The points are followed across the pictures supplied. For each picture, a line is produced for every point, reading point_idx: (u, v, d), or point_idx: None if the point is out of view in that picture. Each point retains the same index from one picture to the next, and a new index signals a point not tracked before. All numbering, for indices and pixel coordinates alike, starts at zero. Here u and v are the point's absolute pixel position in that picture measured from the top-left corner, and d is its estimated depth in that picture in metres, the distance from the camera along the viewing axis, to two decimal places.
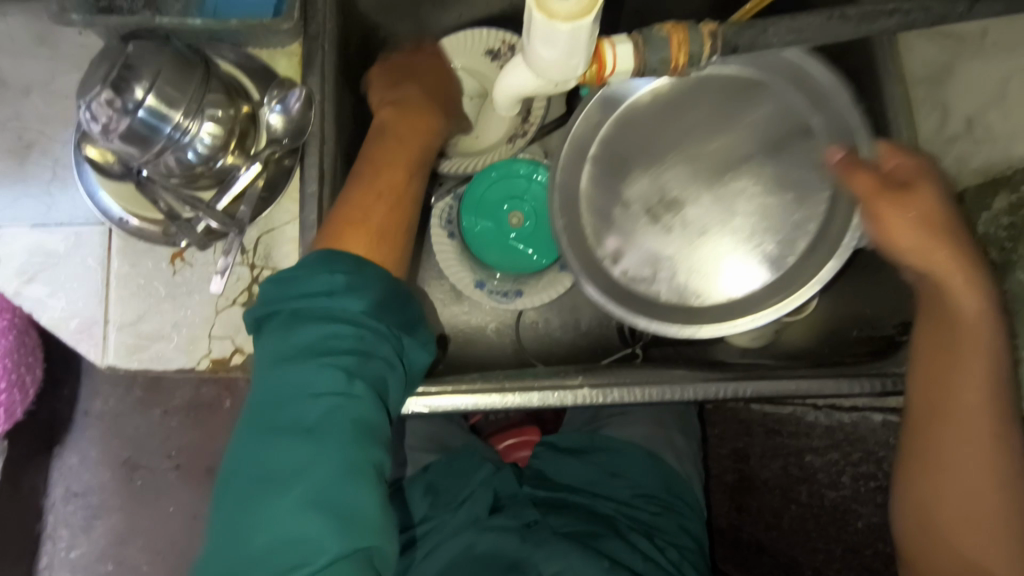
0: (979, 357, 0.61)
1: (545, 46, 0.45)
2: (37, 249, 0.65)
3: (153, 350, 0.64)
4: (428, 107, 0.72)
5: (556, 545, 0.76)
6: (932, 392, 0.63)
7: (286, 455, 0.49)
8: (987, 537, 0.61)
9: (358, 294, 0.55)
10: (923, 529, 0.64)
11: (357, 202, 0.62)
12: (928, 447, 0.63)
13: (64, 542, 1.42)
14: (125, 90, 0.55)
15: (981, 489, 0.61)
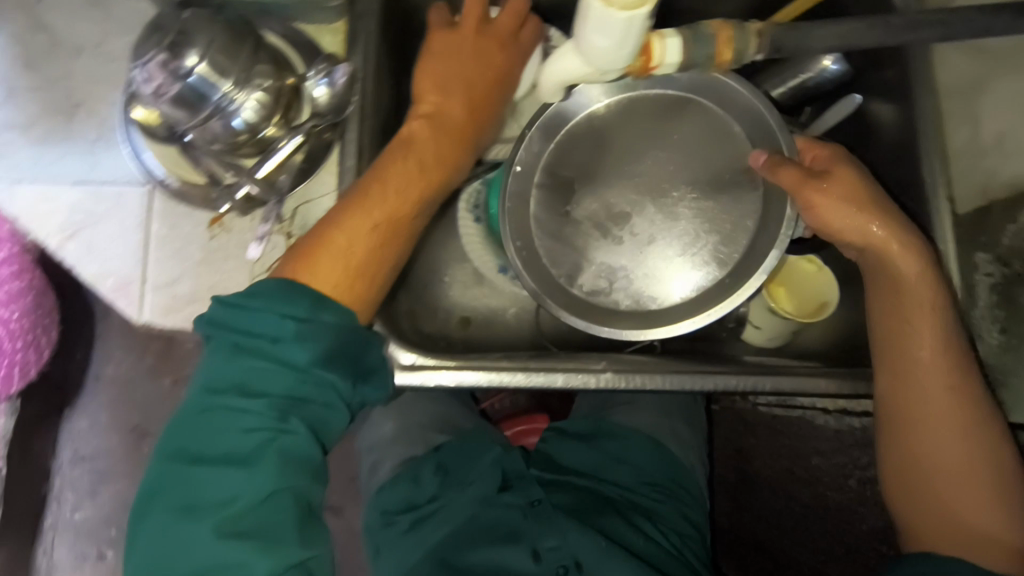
0: (931, 318, 0.65)
1: (598, 34, 0.46)
2: (79, 206, 0.66)
3: (187, 311, 0.65)
4: (464, 125, 0.68)
5: (557, 522, 0.81)
6: (898, 360, 0.66)
7: (210, 489, 0.54)
8: (978, 493, 0.63)
9: (305, 339, 0.57)
10: (920, 496, 0.64)
11: (347, 232, 0.62)
12: (910, 417, 0.65)
13: (69, 504, 1.42)
14: (179, 55, 0.56)
15: (963, 451, 0.63)
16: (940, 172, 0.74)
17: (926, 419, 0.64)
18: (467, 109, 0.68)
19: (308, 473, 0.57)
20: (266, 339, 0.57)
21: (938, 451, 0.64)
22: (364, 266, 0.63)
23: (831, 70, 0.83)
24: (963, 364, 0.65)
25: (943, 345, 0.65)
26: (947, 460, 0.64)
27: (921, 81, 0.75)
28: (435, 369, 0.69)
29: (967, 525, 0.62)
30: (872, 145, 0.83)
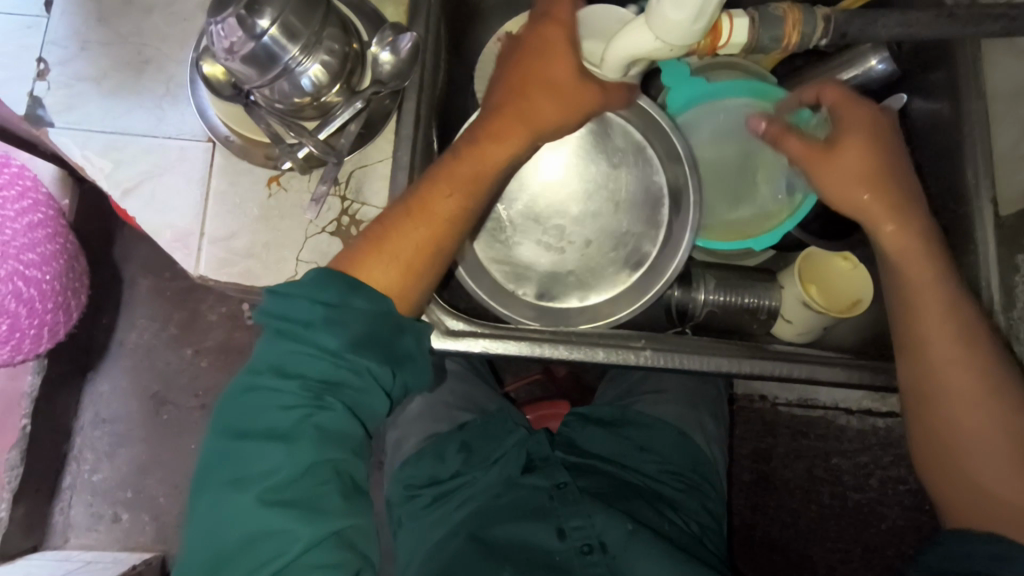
0: (941, 299, 0.66)
1: (675, 6, 0.49)
2: (142, 158, 0.68)
3: (242, 266, 0.67)
4: (518, 122, 0.66)
5: (582, 505, 0.79)
6: (913, 353, 0.67)
7: (251, 462, 0.54)
8: (1008, 469, 0.64)
9: (336, 326, 0.57)
10: (955, 479, 0.66)
11: (390, 221, 0.63)
12: (934, 405, 0.67)
13: (87, 465, 1.40)
14: (255, 12, 0.57)
15: (991, 432, 0.65)
16: (984, 175, 0.75)
17: (952, 399, 0.66)
18: (505, 108, 0.66)
19: (349, 452, 0.57)
20: (300, 323, 0.57)
21: (966, 432, 0.65)
22: (405, 260, 0.62)
23: (877, 69, 0.84)
24: (980, 340, 0.66)
25: (959, 323, 0.66)
26: (973, 438, 0.65)
27: (971, 82, 0.76)
28: (479, 337, 0.69)
29: (998, 500, 0.64)
30: (914, 146, 0.85)
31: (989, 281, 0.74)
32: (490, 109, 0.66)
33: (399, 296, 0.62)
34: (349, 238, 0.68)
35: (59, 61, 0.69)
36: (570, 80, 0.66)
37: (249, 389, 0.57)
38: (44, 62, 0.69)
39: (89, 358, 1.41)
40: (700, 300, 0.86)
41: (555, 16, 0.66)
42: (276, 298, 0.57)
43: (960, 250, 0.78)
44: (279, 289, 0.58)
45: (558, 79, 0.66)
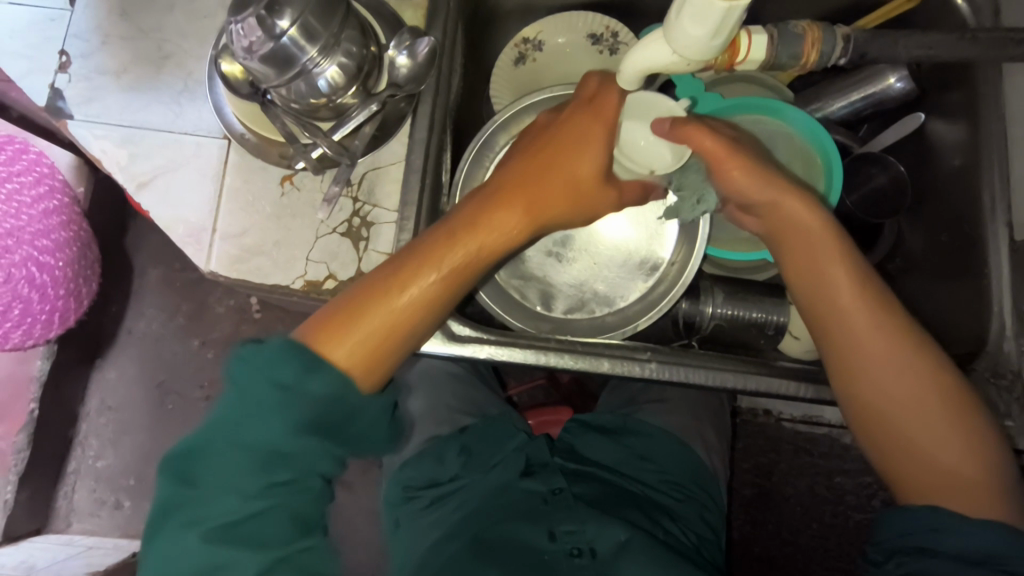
0: (845, 267, 0.64)
1: (696, 23, 0.48)
2: (158, 153, 0.69)
3: (253, 263, 0.68)
4: (521, 206, 0.63)
5: (577, 511, 0.79)
6: (836, 335, 0.64)
7: (201, 511, 0.51)
8: (943, 436, 0.60)
9: (289, 407, 0.52)
10: (903, 454, 0.61)
11: (370, 289, 0.58)
12: (866, 384, 0.62)
13: (92, 451, 1.41)
14: (275, 13, 0.57)
15: (926, 402, 0.61)
16: (1001, 199, 0.75)
17: (876, 367, 0.62)
18: (510, 187, 0.63)
19: (310, 509, 0.55)
20: (260, 385, 0.52)
21: (894, 400, 0.61)
22: (375, 339, 0.57)
23: (895, 88, 0.84)
24: (893, 306, 0.63)
25: (868, 291, 0.64)
26: (903, 406, 0.61)
27: (990, 104, 0.76)
28: (484, 343, 0.69)
29: (938, 468, 0.59)
30: (929, 166, 0.84)
31: (1002, 306, 0.73)
32: (496, 189, 0.64)
33: (365, 373, 0.57)
34: (360, 240, 0.68)
35: (81, 54, 0.70)
36: (596, 174, 0.65)
37: (204, 443, 0.52)
38: (66, 55, 0.69)
39: (97, 345, 1.42)
40: (707, 313, 0.86)
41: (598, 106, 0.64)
42: (242, 356, 0.52)
43: (972, 272, 0.77)
44: (246, 349, 0.52)
45: (582, 165, 0.64)
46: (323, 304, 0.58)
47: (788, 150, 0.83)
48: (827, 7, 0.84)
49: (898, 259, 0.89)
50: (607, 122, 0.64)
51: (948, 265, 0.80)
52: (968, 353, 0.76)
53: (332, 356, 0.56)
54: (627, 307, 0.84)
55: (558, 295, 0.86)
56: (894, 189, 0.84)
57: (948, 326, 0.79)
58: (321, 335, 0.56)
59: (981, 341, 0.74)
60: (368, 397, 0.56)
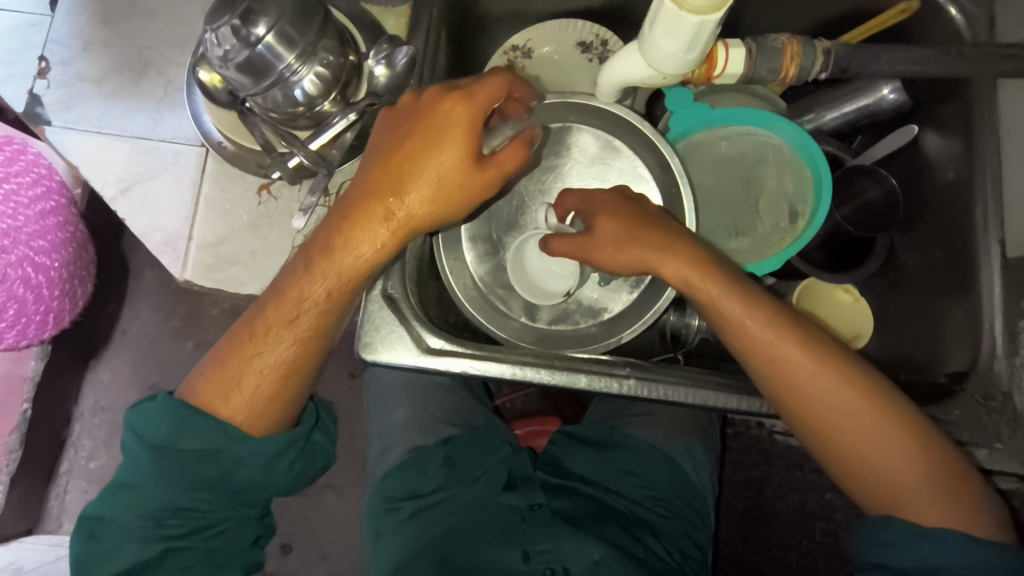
0: (758, 310, 0.62)
1: (667, 36, 0.47)
2: (136, 161, 0.69)
3: (228, 272, 0.68)
4: (392, 206, 0.56)
5: (552, 527, 0.79)
6: (768, 374, 0.62)
7: (108, 560, 0.57)
8: (892, 452, 0.60)
9: (162, 464, 0.57)
10: (860, 472, 0.62)
11: (241, 339, 0.59)
12: (811, 415, 0.62)
13: (85, 452, 1.41)
14: (250, 22, 0.57)
15: (870, 420, 0.60)
16: (994, 215, 0.73)
17: (815, 400, 0.61)
18: (371, 198, 0.56)
19: (219, 555, 0.60)
20: (142, 444, 0.58)
21: (839, 427, 0.61)
22: (267, 389, 0.59)
23: (888, 100, 0.82)
24: (814, 336, 0.62)
25: (785, 329, 0.62)
26: (849, 432, 0.61)
27: (982, 119, 0.74)
28: (460, 356, 0.68)
29: (893, 482, 0.60)
30: (921, 179, 0.82)
31: (993, 325, 0.71)
32: (360, 200, 0.56)
33: (251, 420, 0.59)
34: None
35: (61, 59, 0.69)
36: (458, 169, 0.55)
37: (109, 497, 0.59)
38: (45, 61, 0.69)
39: (91, 346, 1.42)
40: (693, 326, 0.84)
41: (470, 95, 0.55)
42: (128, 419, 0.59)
43: (962, 289, 0.75)
44: (131, 412, 0.59)
45: (444, 171, 0.55)
46: (204, 357, 0.61)
47: (777, 163, 0.83)
48: (819, 16, 0.82)
49: (890, 274, 0.86)
50: (465, 126, 0.55)
51: (938, 281, 0.79)
52: (959, 373, 0.74)
53: (213, 410, 0.59)
54: (612, 319, 0.83)
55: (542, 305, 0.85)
56: (886, 202, 0.83)
57: (938, 343, 0.77)
58: (200, 391, 0.59)
59: (972, 359, 0.73)
60: (253, 448, 0.59)
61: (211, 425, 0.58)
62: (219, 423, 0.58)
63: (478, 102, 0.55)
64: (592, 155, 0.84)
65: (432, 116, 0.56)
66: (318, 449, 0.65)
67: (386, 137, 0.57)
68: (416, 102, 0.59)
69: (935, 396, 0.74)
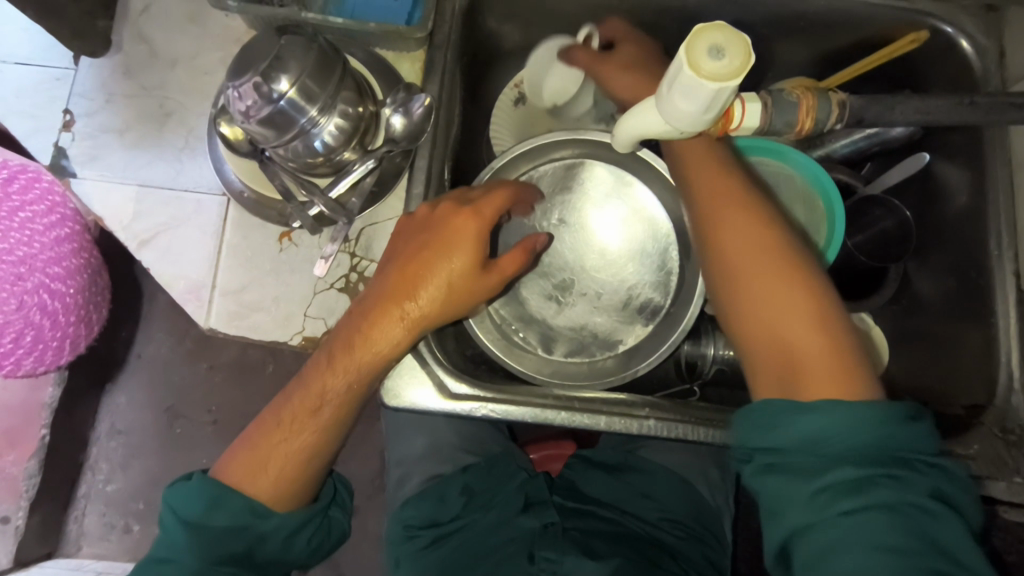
0: (712, 167, 0.64)
1: (686, 98, 0.48)
2: (160, 210, 0.70)
3: (251, 319, 0.69)
4: (404, 305, 0.63)
5: (560, 541, 0.80)
6: (701, 223, 0.62)
7: None
8: (798, 315, 0.55)
9: (196, 544, 0.59)
10: (764, 342, 0.56)
11: (270, 427, 0.63)
12: (729, 268, 0.59)
13: (102, 475, 1.43)
14: (272, 79, 0.58)
15: (790, 286, 0.56)
16: (1008, 247, 0.74)
17: (737, 255, 0.59)
18: (388, 299, 0.63)
19: None
20: (177, 520, 0.60)
21: (752, 285, 0.58)
22: (293, 471, 0.62)
23: (898, 130, 0.81)
24: (755, 202, 0.62)
25: (730, 183, 0.63)
26: (755, 288, 0.57)
27: (994, 150, 0.75)
28: (483, 401, 0.69)
29: (786, 348, 0.55)
30: (935, 207, 0.83)
31: (1012, 357, 0.72)
32: (377, 298, 0.63)
33: (274, 501, 0.62)
34: (356, 295, 0.69)
35: (85, 112, 0.71)
36: (467, 276, 0.64)
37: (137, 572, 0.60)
38: (70, 113, 0.71)
39: (107, 370, 1.43)
40: (708, 356, 0.85)
41: (478, 210, 0.65)
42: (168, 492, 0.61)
43: (978, 322, 0.76)
44: (173, 486, 0.62)
45: (453, 279, 0.64)
46: (238, 439, 0.65)
47: (790, 192, 0.83)
48: (828, 49, 0.83)
49: (904, 301, 0.87)
50: (473, 235, 0.64)
51: (955, 310, 0.79)
52: (975, 405, 0.75)
53: (240, 488, 0.61)
54: (628, 352, 0.84)
55: (558, 338, 0.85)
56: (899, 233, 0.83)
57: (954, 376, 0.78)
58: (233, 469, 0.62)
59: (990, 393, 0.74)
60: (277, 524, 0.62)
61: (240, 504, 0.60)
62: (247, 500, 0.60)
63: (482, 216, 0.65)
64: (608, 187, 0.86)
65: (444, 227, 0.64)
66: (334, 522, 0.68)
67: (399, 244, 0.65)
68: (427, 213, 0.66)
69: (950, 427, 0.75)
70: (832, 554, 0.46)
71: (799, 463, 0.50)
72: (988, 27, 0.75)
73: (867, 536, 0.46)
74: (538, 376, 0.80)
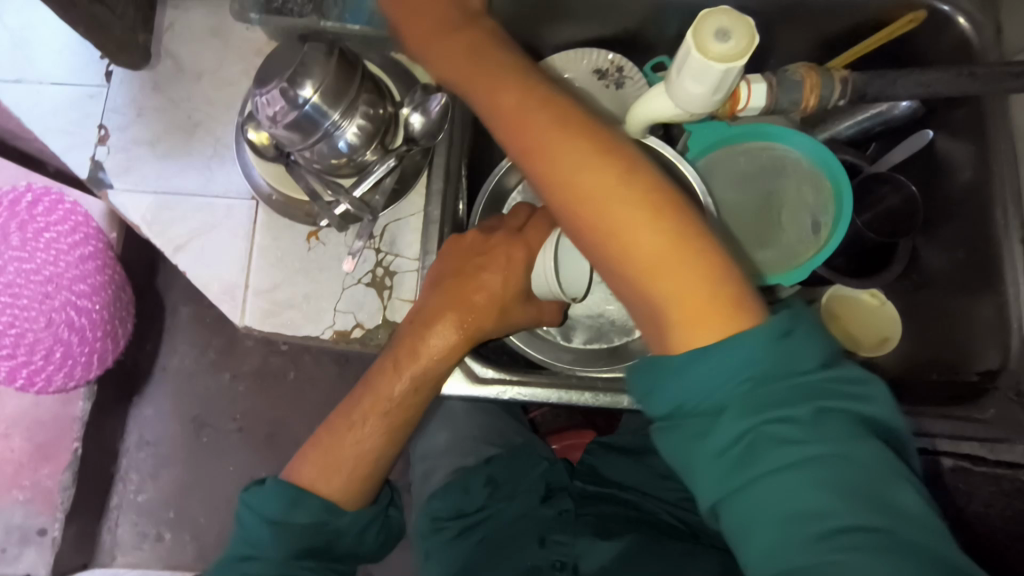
0: (559, 128, 0.53)
1: (695, 82, 0.51)
2: (193, 216, 0.73)
3: (284, 316, 0.72)
4: (462, 325, 0.66)
5: (574, 527, 0.81)
6: (557, 192, 0.52)
7: None
8: (674, 250, 0.49)
9: (279, 543, 0.57)
10: (645, 290, 0.50)
11: (336, 425, 0.64)
12: (604, 229, 0.51)
13: (133, 485, 1.45)
14: (297, 84, 0.61)
15: (642, 214, 0.50)
16: (1014, 215, 0.75)
17: (602, 211, 0.51)
18: (446, 314, 0.66)
19: None
20: (257, 523, 0.58)
21: (625, 237, 0.50)
22: (357, 470, 0.63)
23: (901, 108, 0.84)
24: (568, 120, 0.54)
25: (536, 104, 0.55)
26: (637, 246, 0.49)
27: (995, 122, 0.77)
28: (510, 384, 0.72)
29: (661, 288, 0.49)
30: (941, 183, 0.84)
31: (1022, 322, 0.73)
32: (426, 312, 0.66)
33: (345, 498, 0.62)
34: (384, 289, 0.72)
35: (118, 126, 0.75)
36: (517, 299, 0.69)
37: None
38: (104, 128, 0.74)
39: (134, 383, 1.46)
40: None
41: (525, 239, 0.68)
42: (247, 497, 0.59)
43: (990, 291, 0.77)
44: (249, 490, 0.60)
45: (504, 294, 0.67)
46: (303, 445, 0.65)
47: (796, 176, 0.86)
48: (828, 33, 0.85)
49: (914, 277, 0.89)
50: (522, 263, 0.68)
51: (964, 280, 0.81)
52: (991, 370, 0.77)
53: (316, 488, 0.61)
54: (645, 336, 0.86)
55: (577, 327, 0.87)
56: (906, 208, 0.85)
57: (964, 346, 0.80)
58: (305, 470, 0.62)
59: (1003, 357, 0.75)
60: (352, 518, 0.61)
61: (317, 502, 0.60)
62: (325, 499, 0.61)
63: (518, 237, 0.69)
64: None
65: (494, 251, 0.67)
66: (394, 522, 0.67)
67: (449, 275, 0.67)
68: (480, 238, 0.69)
69: (967, 394, 0.77)
70: (754, 518, 0.43)
71: (695, 425, 0.45)
72: (985, 2, 0.77)
73: (788, 496, 0.42)
74: (558, 362, 0.82)
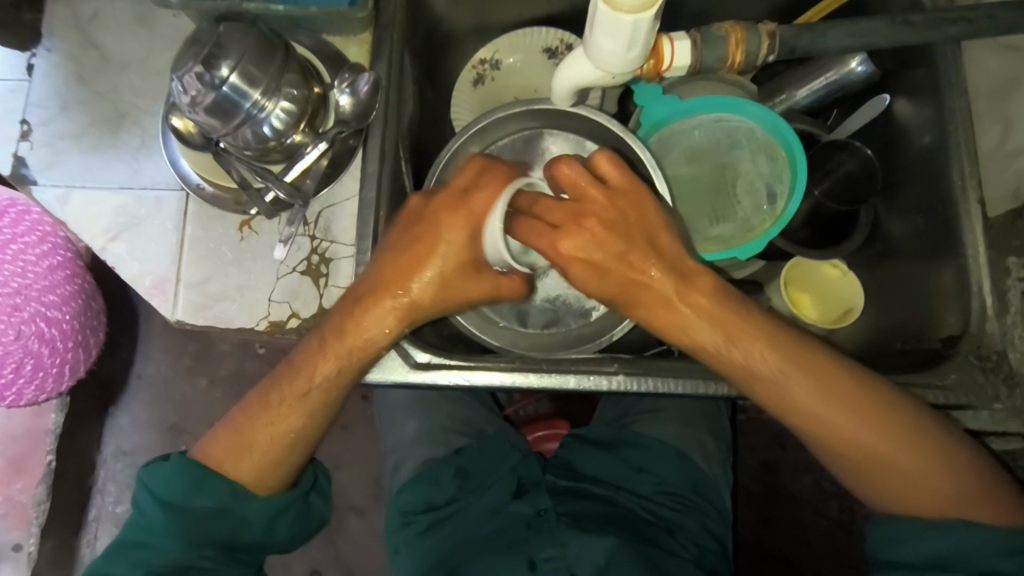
0: (805, 370, 0.62)
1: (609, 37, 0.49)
2: (123, 209, 0.71)
3: (216, 309, 0.69)
4: (398, 304, 0.63)
5: (554, 528, 0.80)
6: (803, 418, 0.63)
7: None
8: (911, 459, 0.61)
9: (176, 525, 0.60)
10: (871, 474, 0.62)
11: (257, 411, 0.63)
12: (829, 440, 0.63)
13: (111, 497, 1.42)
14: (212, 66, 0.59)
15: (858, 422, 0.61)
16: (971, 175, 0.73)
17: (858, 434, 0.62)
18: (380, 293, 0.63)
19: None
20: (158, 501, 0.61)
21: (883, 461, 0.62)
22: (265, 451, 0.62)
23: (857, 72, 0.82)
24: (768, 336, 0.62)
25: (730, 331, 0.62)
26: (881, 455, 0.62)
27: (948, 81, 0.75)
28: (448, 368, 0.70)
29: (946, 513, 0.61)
30: (900, 148, 0.82)
31: (983, 287, 0.71)
32: (360, 292, 0.63)
33: (255, 483, 0.63)
34: (320, 277, 0.70)
35: (42, 120, 0.72)
36: (460, 270, 0.64)
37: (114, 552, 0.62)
38: (26, 123, 0.72)
39: (107, 394, 1.43)
40: None
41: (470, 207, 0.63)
42: (153, 473, 0.62)
43: (952, 255, 0.74)
44: (156, 466, 0.62)
45: (447, 269, 0.63)
46: (221, 421, 0.65)
47: (751, 147, 0.83)
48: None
49: (877, 245, 0.87)
50: (467, 229, 0.63)
51: (925, 247, 0.78)
52: (952, 336, 0.74)
53: (224, 471, 0.62)
54: (602, 317, 0.83)
55: (532, 310, 0.84)
56: (863, 173, 0.82)
57: (927, 313, 0.78)
58: (214, 451, 0.63)
59: (963, 323, 0.73)
60: (257, 505, 0.63)
61: (222, 486, 0.61)
62: (230, 485, 0.61)
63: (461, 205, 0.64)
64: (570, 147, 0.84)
65: (437, 217, 0.63)
66: (314, 509, 0.68)
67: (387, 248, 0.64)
68: (423, 203, 0.65)
69: (929, 360, 0.74)
70: None
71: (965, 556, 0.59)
72: None
73: None
74: (513, 349, 0.79)
